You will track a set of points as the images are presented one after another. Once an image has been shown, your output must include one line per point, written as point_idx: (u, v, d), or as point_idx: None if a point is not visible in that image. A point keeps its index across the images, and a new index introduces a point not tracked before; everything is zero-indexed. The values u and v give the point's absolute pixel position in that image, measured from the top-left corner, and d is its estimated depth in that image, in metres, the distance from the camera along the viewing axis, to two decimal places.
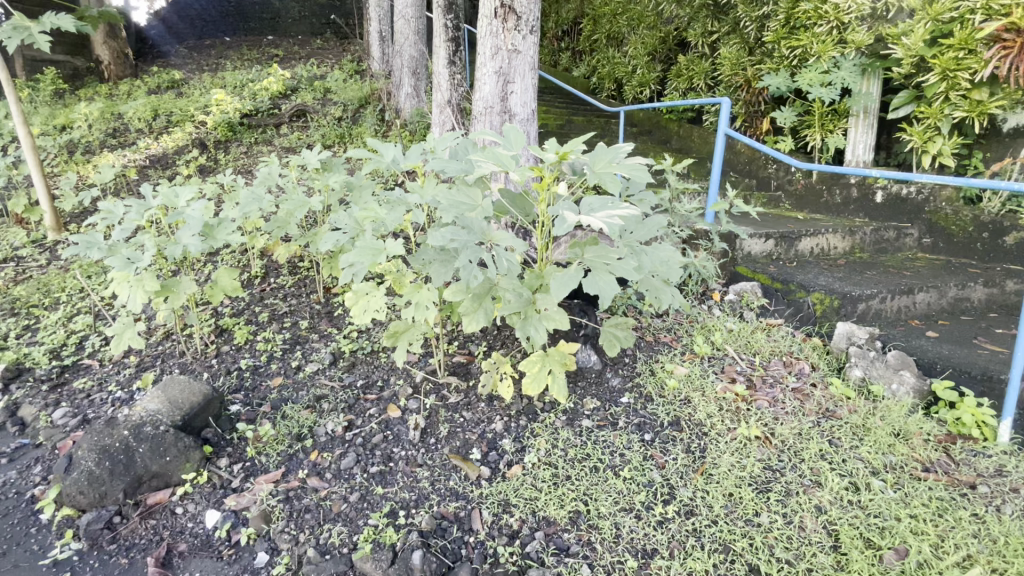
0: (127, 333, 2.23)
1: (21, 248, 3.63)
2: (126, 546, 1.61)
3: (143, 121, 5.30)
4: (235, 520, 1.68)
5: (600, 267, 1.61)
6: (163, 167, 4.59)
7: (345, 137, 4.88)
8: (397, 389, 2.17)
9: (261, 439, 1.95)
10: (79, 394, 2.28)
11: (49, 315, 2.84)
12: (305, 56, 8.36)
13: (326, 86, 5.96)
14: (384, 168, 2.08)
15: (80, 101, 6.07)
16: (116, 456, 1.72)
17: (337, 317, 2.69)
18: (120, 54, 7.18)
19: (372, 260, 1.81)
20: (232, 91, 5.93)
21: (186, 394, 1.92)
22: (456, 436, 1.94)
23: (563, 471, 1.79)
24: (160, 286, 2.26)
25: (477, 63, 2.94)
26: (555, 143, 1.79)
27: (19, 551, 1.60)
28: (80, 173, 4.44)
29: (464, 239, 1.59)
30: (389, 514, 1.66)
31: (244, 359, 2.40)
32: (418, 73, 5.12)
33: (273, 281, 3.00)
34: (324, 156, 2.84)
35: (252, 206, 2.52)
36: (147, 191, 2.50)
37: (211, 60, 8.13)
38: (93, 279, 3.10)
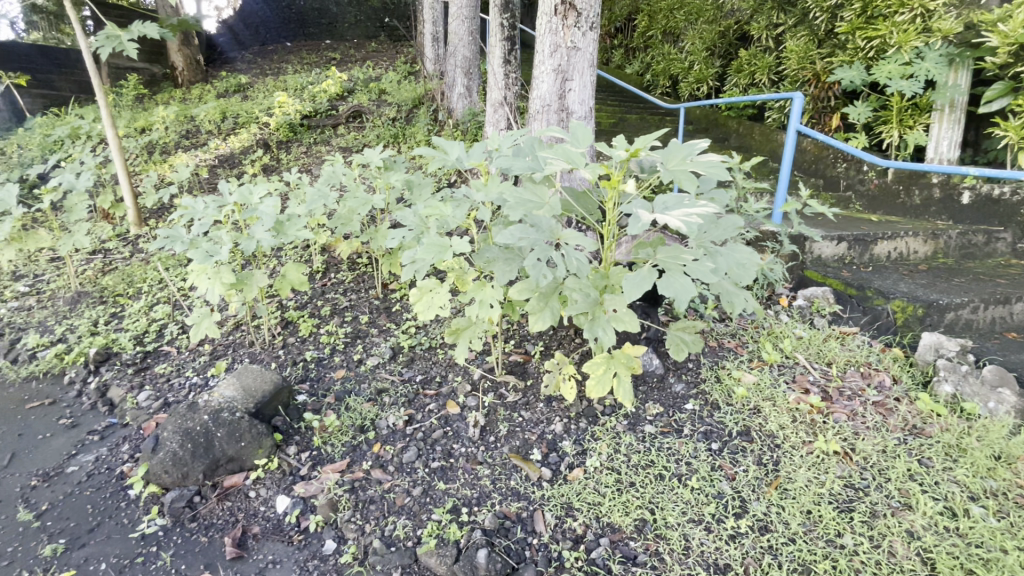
0: (204, 323, 2.35)
1: (108, 242, 3.92)
2: (206, 525, 1.69)
3: (213, 124, 5.61)
4: (303, 507, 1.73)
5: (674, 267, 1.56)
6: (231, 167, 4.83)
7: (399, 137, 4.98)
8: (456, 386, 2.19)
9: (327, 429, 2.00)
10: (160, 379, 2.42)
11: (132, 304, 3.05)
12: (360, 58, 8.59)
13: (381, 88, 6.10)
14: (448, 167, 2.08)
15: (158, 105, 6.50)
16: (197, 439, 1.80)
17: (395, 313, 2.74)
18: (192, 61, 7.67)
19: (437, 257, 1.82)
20: (293, 93, 6.19)
21: (259, 382, 2.01)
22: (516, 436, 1.94)
23: (626, 477, 1.75)
24: (236, 278, 2.37)
25: (535, 61, 2.92)
26: (624, 140, 1.74)
27: (112, 524, 1.70)
28: (159, 172, 4.75)
29: (533, 237, 1.58)
30: (452, 511, 1.67)
31: (309, 351, 2.48)
32: (470, 73, 5.14)
33: (334, 276, 3.10)
34: (384, 155, 2.90)
35: (318, 203, 2.61)
36: (224, 188, 2.63)
37: (274, 64, 8.52)
38: (169, 271, 3.31)
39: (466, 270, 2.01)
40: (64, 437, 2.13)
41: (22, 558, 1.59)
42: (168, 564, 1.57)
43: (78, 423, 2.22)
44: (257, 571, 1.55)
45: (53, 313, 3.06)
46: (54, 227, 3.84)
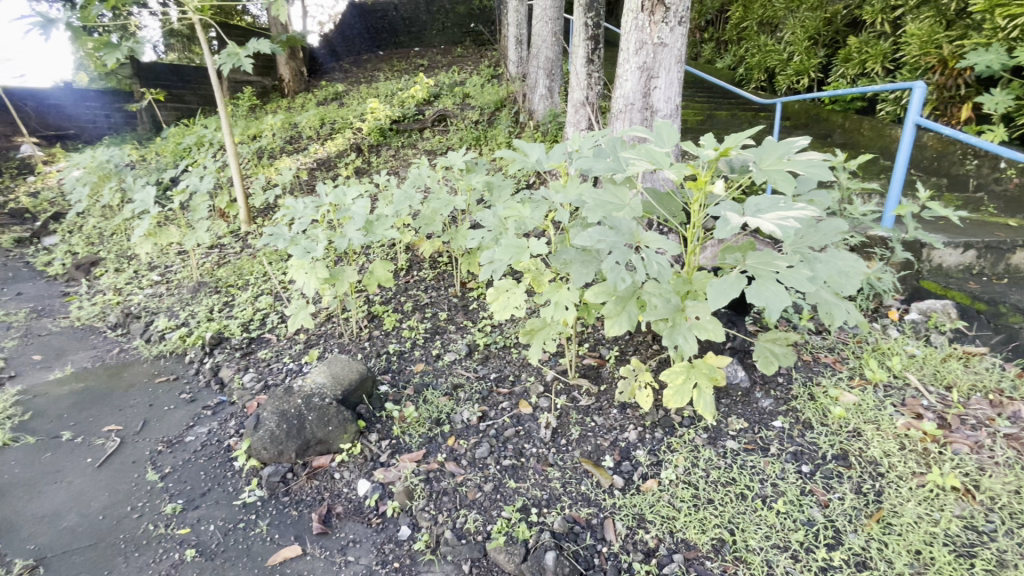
0: (301, 313, 2.56)
1: (223, 238, 4.39)
2: (296, 500, 1.83)
3: (313, 130, 6.08)
4: (382, 492, 1.82)
5: (766, 274, 1.46)
6: (328, 170, 5.21)
7: (481, 139, 5.10)
8: (528, 386, 2.20)
9: (406, 420, 2.10)
10: (262, 363, 2.67)
11: (241, 294, 3.39)
12: (446, 64, 8.89)
13: (465, 92, 6.28)
14: (528, 169, 2.09)
15: (268, 114, 7.18)
16: (292, 420, 1.97)
17: (472, 311, 2.81)
18: (298, 72, 8.36)
19: (515, 257, 1.84)
20: (384, 100, 6.55)
21: (346, 371, 2.15)
22: (588, 441, 1.91)
23: (704, 494, 1.67)
24: (329, 274, 2.56)
25: (620, 59, 2.86)
26: (713, 139, 1.66)
27: (220, 491, 1.89)
28: (267, 175, 5.23)
29: (612, 239, 1.55)
30: (521, 509, 1.68)
31: (391, 344, 2.61)
32: (553, 75, 5.12)
33: (416, 274, 3.24)
34: (467, 158, 2.98)
35: (404, 204, 2.74)
36: (322, 189, 2.83)
37: (367, 73, 9.08)
38: (273, 265, 3.64)
39: (542, 271, 2.02)
40: (184, 410, 2.41)
41: (149, 513, 1.80)
42: (265, 533, 1.72)
43: (195, 398, 2.50)
44: (339, 548, 1.66)
45: (179, 300, 3.48)
46: (181, 224, 4.37)
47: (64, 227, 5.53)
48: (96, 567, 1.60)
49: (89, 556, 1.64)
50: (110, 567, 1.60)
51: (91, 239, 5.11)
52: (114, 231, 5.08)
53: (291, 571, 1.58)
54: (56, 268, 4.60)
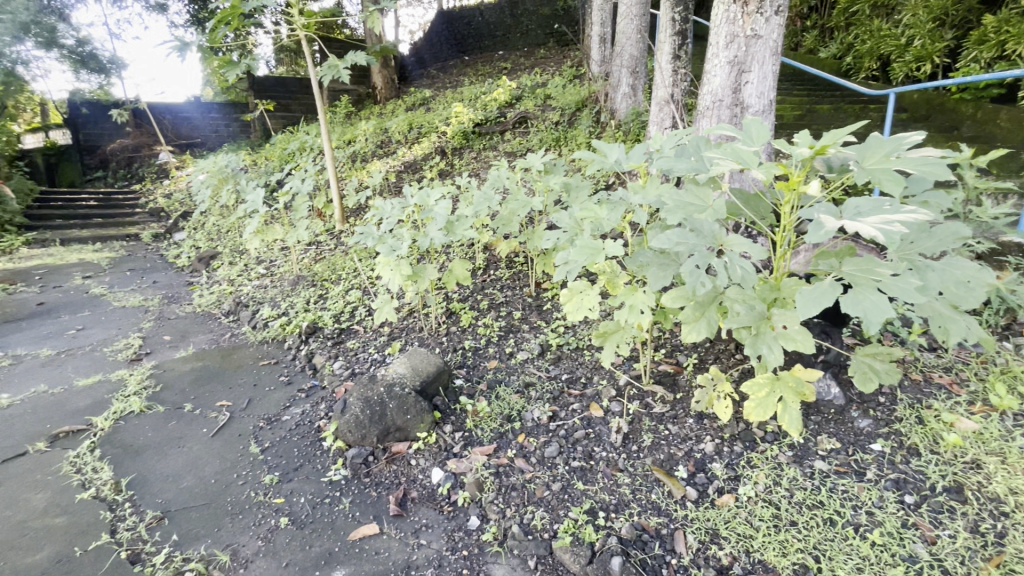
0: (386, 307, 2.72)
1: (320, 236, 4.78)
2: (376, 482, 1.94)
3: (401, 135, 6.41)
4: (454, 482, 1.89)
5: (866, 283, 1.34)
6: (414, 172, 5.48)
7: (560, 140, 5.11)
8: (600, 389, 2.19)
9: (479, 414, 2.17)
10: (350, 352, 2.88)
11: (334, 288, 3.67)
12: (529, 65, 8.97)
13: (547, 93, 6.31)
14: (607, 169, 2.07)
15: (362, 120, 7.69)
16: (375, 406, 2.10)
17: (546, 311, 2.84)
18: (389, 80, 8.87)
19: (590, 258, 1.82)
20: (468, 104, 6.75)
21: (425, 364, 2.27)
22: (660, 449, 1.86)
23: (786, 515, 1.56)
24: (412, 271, 2.70)
25: (708, 54, 2.74)
26: (809, 136, 1.54)
27: (310, 467, 2.05)
28: (359, 177, 5.59)
29: (693, 242, 1.49)
30: (589, 512, 1.68)
31: (467, 340, 2.70)
32: (637, 72, 5.00)
33: (493, 273, 3.32)
34: (546, 159, 3.00)
35: (483, 205, 2.82)
36: (408, 191, 2.99)
37: (453, 78, 9.41)
38: (362, 262, 3.90)
39: (617, 273, 1.98)
40: (282, 391, 2.66)
41: (252, 481, 1.99)
42: (347, 509, 1.82)
43: (292, 381, 2.76)
44: (413, 531, 1.72)
45: (280, 292, 3.84)
46: (285, 223, 4.81)
47: (191, 225, 6.31)
48: (209, 523, 1.77)
49: (204, 513, 1.82)
50: (220, 524, 1.77)
51: (211, 236, 5.79)
52: (230, 228, 5.71)
53: (369, 547, 1.66)
54: (184, 261, 5.28)
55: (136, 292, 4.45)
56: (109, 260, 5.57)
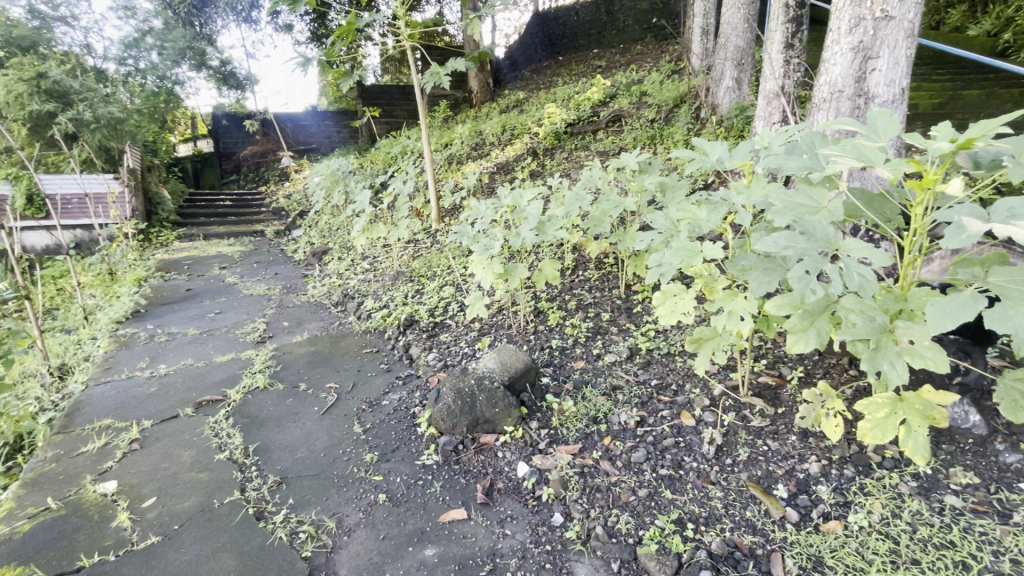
0: (477, 304, 2.82)
1: (418, 234, 5.07)
2: (464, 470, 2.02)
3: (495, 137, 6.59)
4: (539, 477, 1.92)
5: (1019, 296, 1.16)
6: (506, 173, 5.61)
7: (656, 138, 4.95)
8: (692, 397, 2.12)
9: (565, 413, 2.19)
10: (443, 345, 3.03)
11: (429, 284, 3.88)
12: (624, 63, 8.77)
13: (643, 91, 6.14)
14: (707, 169, 1.98)
15: (459, 124, 8.01)
16: (466, 398, 2.20)
17: (636, 314, 2.78)
18: (485, 83, 9.16)
19: (685, 260, 1.76)
20: (562, 104, 6.76)
21: (513, 360, 2.34)
22: (758, 465, 1.76)
23: (907, 552, 1.40)
24: (503, 270, 2.77)
25: (828, 40, 2.52)
26: (951, 130, 1.37)
27: (406, 450, 2.18)
28: (454, 178, 5.84)
29: (804, 245, 1.38)
30: (677, 522, 1.62)
31: (555, 340, 2.73)
32: (743, 64, 4.70)
33: (582, 274, 3.31)
34: (641, 158, 2.94)
35: (575, 205, 2.82)
36: (501, 192, 3.08)
37: (547, 79, 9.47)
38: (455, 260, 4.08)
39: (715, 277, 1.89)
40: (381, 378, 2.87)
41: (355, 458, 2.16)
42: (438, 492, 1.91)
43: (391, 368, 2.97)
44: (498, 520, 1.76)
45: (382, 286, 4.14)
46: (388, 222, 5.17)
47: (307, 223, 6.99)
48: (319, 492, 1.95)
49: (314, 482, 2.01)
50: (327, 494, 1.94)
51: (324, 232, 6.37)
52: (340, 226, 6.25)
53: (457, 530, 1.72)
54: (301, 256, 5.89)
55: (262, 282, 5.02)
56: (241, 253, 6.35)
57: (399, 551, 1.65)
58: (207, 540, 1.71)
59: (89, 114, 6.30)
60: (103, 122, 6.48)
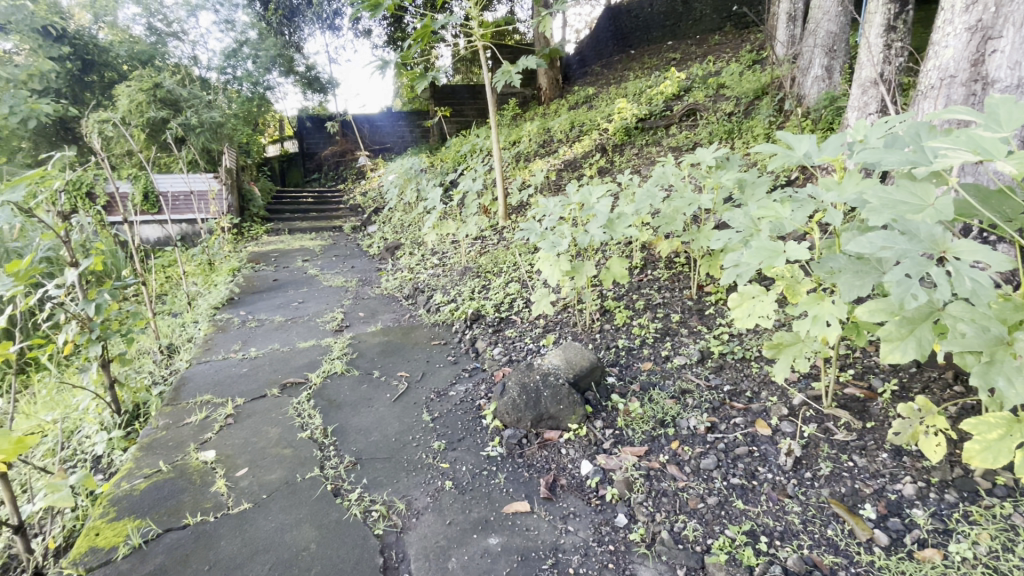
0: (544, 301, 2.83)
1: (486, 231, 5.17)
2: (528, 464, 2.04)
3: (563, 134, 6.57)
4: (602, 477, 1.90)
5: None
6: (574, 170, 5.58)
7: (733, 133, 4.72)
8: (769, 405, 2.01)
9: (630, 414, 2.15)
10: (508, 340, 3.08)
11: (495, 280, 3.94)
12: (700, 54, 8.41)
13: (720, 82, 5.85)
14: (792, 164, 1.87)
15: (528, 121, 8.05)
16: (531, 392, 2.23)
17: (708, 316, 2.68)
18: (554, 80, 9.15)
19: (766, 261, 1.67)
20: (633, 99, 6.61)
21: (579, 358, 2.34)
22: (842, 482, 1.64)
23: None
24: (570, 267, 2.75)
25: (941, 21, 2.30)
26: None
27: (471, 440, 2.24)
28: (522, 175, 5.89)
29: (904, 246, 1.27)
30: (749, 534, 1.55)
31: (621, 339, 2.69)
32: (835, 51, 4.36)
33: (651, 273, 3.23)
34: (718, 153, 2.81)
35: (645, 203, 2.75)
36: (570, 189, 3.07)
37: (618, 74, 9.28)
38: (521, 257, 4.12)
39: (799, 279, 1.78)
40: (449, 369, 2.97)
41: (423, 445, 2.25)
42: (502, 484, 1.95)
43: (458, 361, 3.06)
44: (561, 516, 1.76)
45: (450, 281, 4.26)
46: (457, 219, 5.31)
47: (381, 219, 7.32)
48: (390, 474, 2.06)
49: (386, 465, 2.12)
50: (397, 477, 2.04)
51: (396, 229, 6.64)
52: (411, 222, 6.49)
53: (520, 522, 1.74)
54: (375, 250, 6.19)
55: (340, 275, 5.33)
56: (321, 247, 6.77)
57: (464, 538, 1.70)
58: (291, 511, 1.85)
59: (195, 119, 6.94)
60: (206, 126, 7.13)
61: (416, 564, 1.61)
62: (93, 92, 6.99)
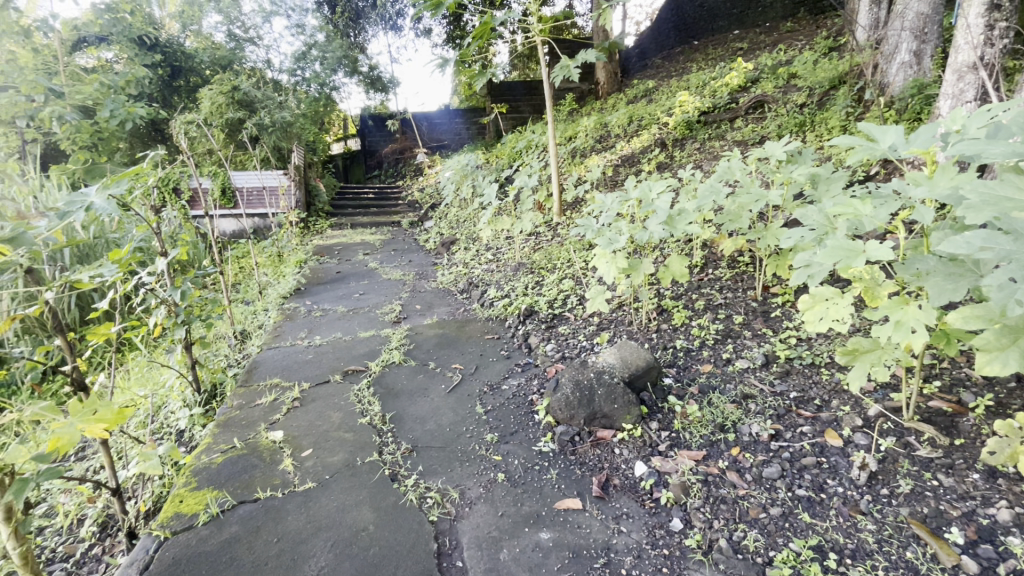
0: (599, 298, 2.79)
1: (540, 227, 5.17)
2: (580, 461, 2.03)
3: (621, 129, 6.45)
4: (657, 479, 1.85)
5: None
6: (631, 165, 5.47)
7: (805, 125, 4.45)
8: (840, 415, 1.89)
9: (688, 417, 2.09)
10: (562, 337, 3.06)
11: (549, 276, 3.94)
12: (770, 42, 7.97)
13: (792, 72, 5.53)
14: (875, 158, 1.71)
15: (585, 116, 7.96)
16: (584, 390, 2.21)
17: (774, 318, 2.55)
18: (613, 74, 8.97)
19: (842, 261, 1.56)
20: (695, 91, 6.37)
21: (634, 357, 2.29)
22: (924, 501, 1.52)
23: None
24: (627, 264, 2.69)
25: None
26: None
27: (524, 434, 2.25)
28: (577, 171, 5.84)
29: (1007, 248, 1.14)
30: (816, 549, 1.47)
31: (679, 340, 2.61)
32: (926, 34, 4.00)
33: (711, 272, 3.12)
34: (789, 147, 2.66)
35: (708, 198, 2.64)
36: (629, 184, 3.00)
37: (679, 66, 8.98)
38: (576, 253, 4.09)
39: (880, 282, 1.66)
40: (501, 363, 3.00)
41: (476, 436, 2.29)
42: (554, 480, 1.95)
43: (511, 355, 3.08)
44: (614, 516, 1.74)
45: (504, 276, 4.30)
46: (512, 215, 5.34)
47: (437, 215, 7.48)
48: (444, 463, 2.11)
49: (440, 453, 2.17)
50: (451, 466, 2.09)
51: (452, 224, 6.77)
52: (467, 218, 6.60)
53: (572, 519, 1.74)
54: (431, 245, 6.36)
55: (398, 268, 5.52)
56: (380, 241, 7.03)
57: (516, 530, 1.72)
58: (351, 493, 1.94)
59: (268, 119, 7.38)
60: (278, 125, 7.55)
61: (469, 552, 1.64)
62: (180, 96, 7.59)
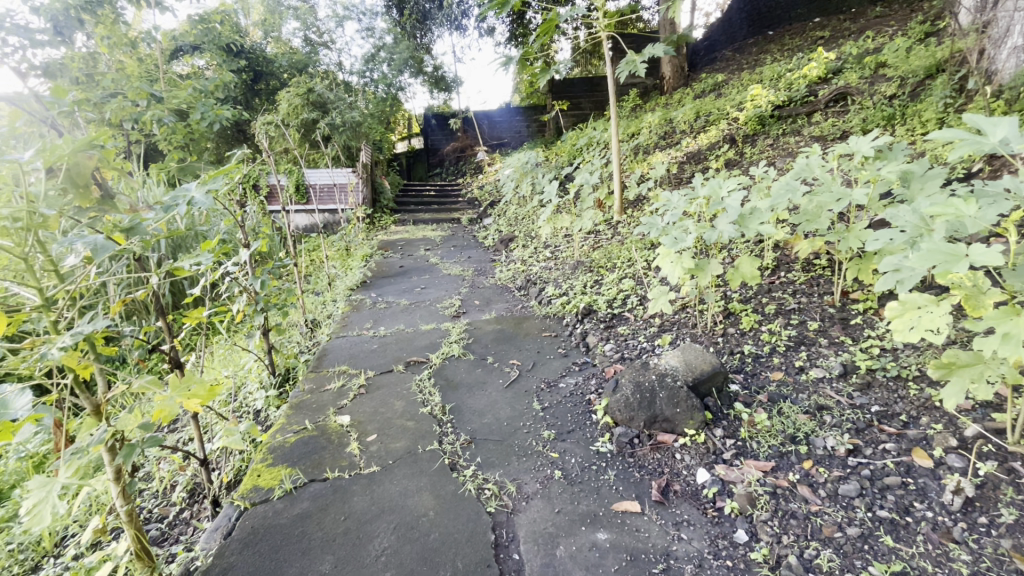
0: (661, 299, 2.72)
1: (600, 225, 5.11)
2: (639, 464, 1.99)
3: (687, 124, 6.23)
4: (721, 488, 1.79)
5: None
6: (697, 163, 5.28)
7: (895, 118, 4.12)
8: (931, 434, 1.74)
9: (755, 426, 2.00)
10: (621, 337, 3.01)
11: (608, 275, 3.89)
12: (856, 29, 7.41)
13: (880, 61, 5.13)
14: (983, 152, 1.55)
15: (649, 112, 7.77)
16: (645, 392, 2.17)
17: (854, 326, 2.38)
18: (679, 68, 8.71)
19: (940, 265, 1.42)
20: (770, 84, 6.05)
21: (699, 361, 2.22)
22: None
23: None
24: (693, 264, 2.60)
25: None
26: None
27: (581, 433, 2.24)
28: (640, 168, 5.71)
29: None
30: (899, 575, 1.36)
31: (747, 345, 2.50)
32: None
33: (784, 275, 2.95)
34: (878, 142, 2.46)
35: (783, 197, 2.49)
36: (697, 182, 2.89)
37: (752, 58, 8.56)
38: (637, 252, 4.00)
39: (984, 290, 1.50)
40: (558, 361, 3.00)
41: (533, 432, 2.30)
42: (611, 481, 1.92)
43: (568, 354, 3.07)
44: (674, 522, 1.69)
45: (562, 274, 4.29)
46: (572, 213, 5.31)
47: (496, 212, 7.57)
48: (501, 457, 2.14)
49: (498, 447, 2.21)
50: (508, 459, 2.11)
51: (511, 221, 6.83)
52: (526, 216, 6.63)
53: (630, 522, 1.71)
54: (490, 242, 6.45)
55: (457, 264, 5.64)
56: (441, 237, 7.23)
57: (573, 528, 1.71)
58: (412, 479, 2.01)
59: (339, 119, 7.73)
60: (348, 125, 7.89)
61: (525, 546, 1.66)
62: (261, 98, 8.17)
